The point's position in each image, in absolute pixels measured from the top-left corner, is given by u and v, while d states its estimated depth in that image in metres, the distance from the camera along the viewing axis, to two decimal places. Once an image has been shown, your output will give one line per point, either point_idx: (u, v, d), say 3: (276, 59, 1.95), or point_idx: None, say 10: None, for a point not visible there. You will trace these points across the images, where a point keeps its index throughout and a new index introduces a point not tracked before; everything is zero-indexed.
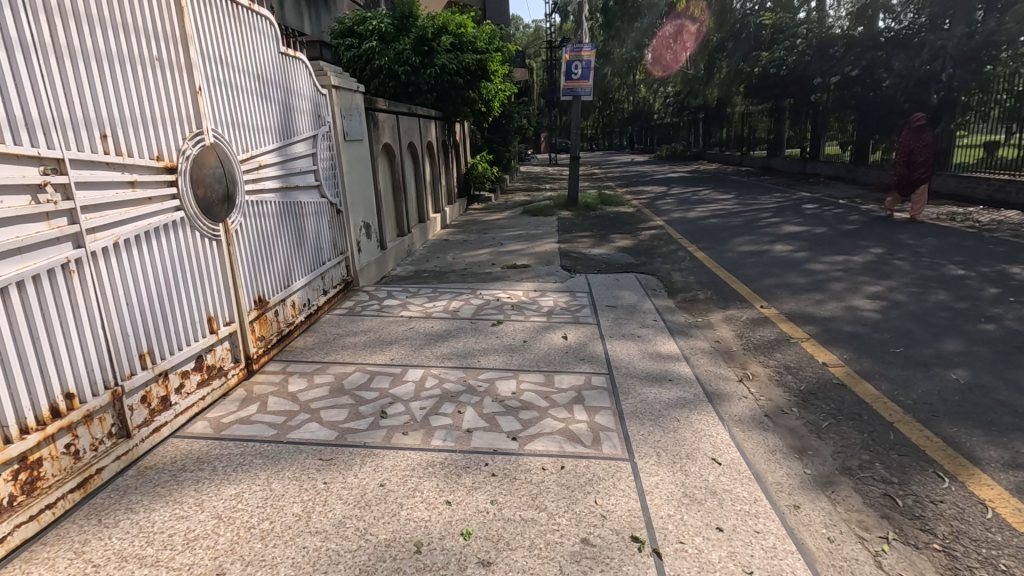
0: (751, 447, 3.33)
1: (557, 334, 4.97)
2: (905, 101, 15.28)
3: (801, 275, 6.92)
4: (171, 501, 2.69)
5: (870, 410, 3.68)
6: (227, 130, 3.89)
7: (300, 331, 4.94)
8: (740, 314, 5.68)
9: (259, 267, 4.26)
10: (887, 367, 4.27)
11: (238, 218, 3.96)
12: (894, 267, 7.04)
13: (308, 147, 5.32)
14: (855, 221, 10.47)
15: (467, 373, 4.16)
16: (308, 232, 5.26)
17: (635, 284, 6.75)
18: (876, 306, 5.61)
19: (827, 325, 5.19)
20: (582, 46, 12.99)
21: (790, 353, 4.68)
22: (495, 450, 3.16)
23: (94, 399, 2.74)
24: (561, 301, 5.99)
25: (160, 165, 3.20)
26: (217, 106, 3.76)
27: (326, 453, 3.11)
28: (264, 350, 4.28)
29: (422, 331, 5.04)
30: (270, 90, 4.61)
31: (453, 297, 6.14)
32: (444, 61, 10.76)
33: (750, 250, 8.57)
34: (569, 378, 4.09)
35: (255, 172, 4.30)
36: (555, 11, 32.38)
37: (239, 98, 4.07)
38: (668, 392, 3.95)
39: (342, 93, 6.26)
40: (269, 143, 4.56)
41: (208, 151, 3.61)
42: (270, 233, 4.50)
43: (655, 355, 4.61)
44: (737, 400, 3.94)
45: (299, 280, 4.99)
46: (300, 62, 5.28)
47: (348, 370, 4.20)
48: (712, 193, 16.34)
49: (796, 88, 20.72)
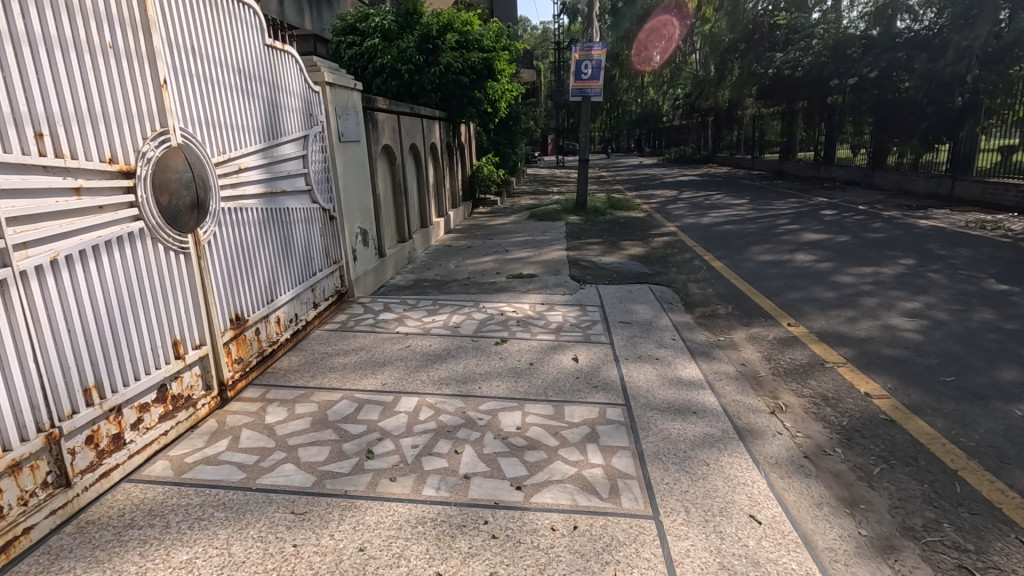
0: (794, 500, 2.86)
1: (566, 356, 4.52)
2: (927, 103, 14.74)
3: (828, 289, 6.43)
4: (110, 570, 2.26)
5: (929, 454, 3.20)
6: (199, 128, 3.46)
7: (286, 350, 4.51)
8: (766, 334, 5.20)
9: (236, 282, 3.84)
10: (940, 401, 3.77)
11: (212, 227, 3.53)
12: (929, 280, 6.54)
13: (297, 149, 4.89)
14: (879, 229, 9.94)
15: (465, 403, 3.70)
16: (296, 241, 4.84)
17: (650, 297, 6.28)
18: (916, 326, 5.13)
19: (864, 348, 4.71)
20: (592, 45, 12.50)
21: (826, 381, 4.19)
22: (496, 503, 2.71)
23: (23, 446, 2.32)
24: (570, 317, 5.53)
25: (113, 168, 2.77)
26: (187, 100, 3.34)
27: (299, 506, 2.68)
28: (242, 374, 3.85)
29: (418, 350, 4.60)
30: (253, 87, 4.19)
31: (454, 310, 5.70)
32: (449, 59, 10.37)
33: (769, 259, 8.07)
34: (580, 411, 3.62)
35: (233, 176, 3.86)
36: (563, 11, 31.98)
37: (216, 94, 3.65)
38: (693, 427, 3.49)
39: (336, 91, 5.83)
40: (251, 144, 4.14)
41: (173, 155, 3.16)
42: (251, 244, 4.08)
43: (675, 381, 4.15)
44: (771, 437, 3.48)
45: (285, 293, 4.57)
46: (289, 56, 4.86)
47: (333, 398, 3.76)
48: (725, 198, 15.84)
49: (811, 89, 19.32)
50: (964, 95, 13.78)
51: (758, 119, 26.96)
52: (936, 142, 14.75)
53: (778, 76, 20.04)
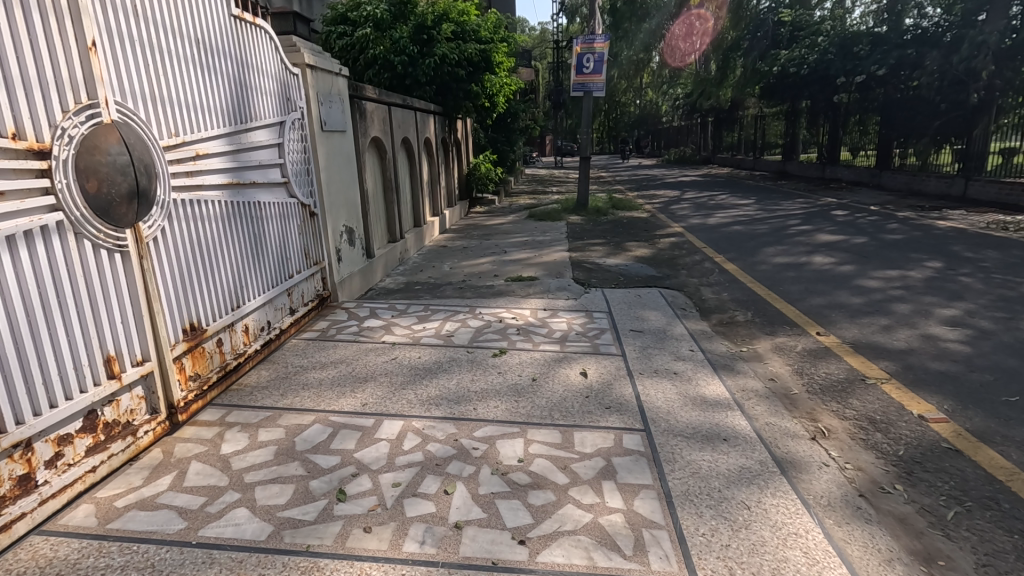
0: (859, 555, 2.33)
1: (573, 370, 3.99)
2: (940, 101, 14.22)
3: (854, 294, 5.91)
4: None
5: (1011, 496, 2.71)
6: (140, 103, 2.92)
7: (255, 362, 3.97)
8: (793, 344, 4.69)
9: (192, 286, 3.30)
10: (1008, 427, 3.27)
11: (159, 221, 2.99)
12: (962, 284, 6.04)
13: (271, 136, 4.36)
14: (896, 230, 9.44)
15: (458, 428, 3.17)
16: (269, 240, 4.29)
17: (662, 302, 5.77)
18: (960, 336, 4.62)
19: (907, 361, 4.19)
20: (594, 37, 11.93)
21: (871, 400, 3.67)
22: (495, 563, 2.18)
23: None
24: (576, 324, 4.99)
25: (19, 146, 2.23)
26: (123, 67, 2.80)
27: (248, 569, 2.14)
28: (198, 394, 3.30)
29: (406, 364, 4.06)
30: (216, 61, 3.67)
31: (447, 317, 5.16)
32: (444, 50, 9.80)
33: (785, 262, 7.55)
34: (592, 438, 3.09)
35: (189, 163, 3.32)
36: (562, 11, 31.20)
37: (164, 65, 3.12)
38: (726, 459, 2.96)
39: (319, 75, 5.30)
40: (212, 126, 3.60)
41: (104, 135, 2.61)
42: (214, 241, 3.55)
43: (699, 401, 3.63)
44: (817, 471, 2.96)
45: (254, 299, 4.04)
46: (260, 30, 4.33)
47: (303, 422, 3.22)
48: (730, 198, 15.31)
49: (817, 87, 18.86)
50: (979, 92, 13.23)
51: (759, 118, 26.44)
52: (945, 142, 14.42)
53: (783, 74, 19.61)
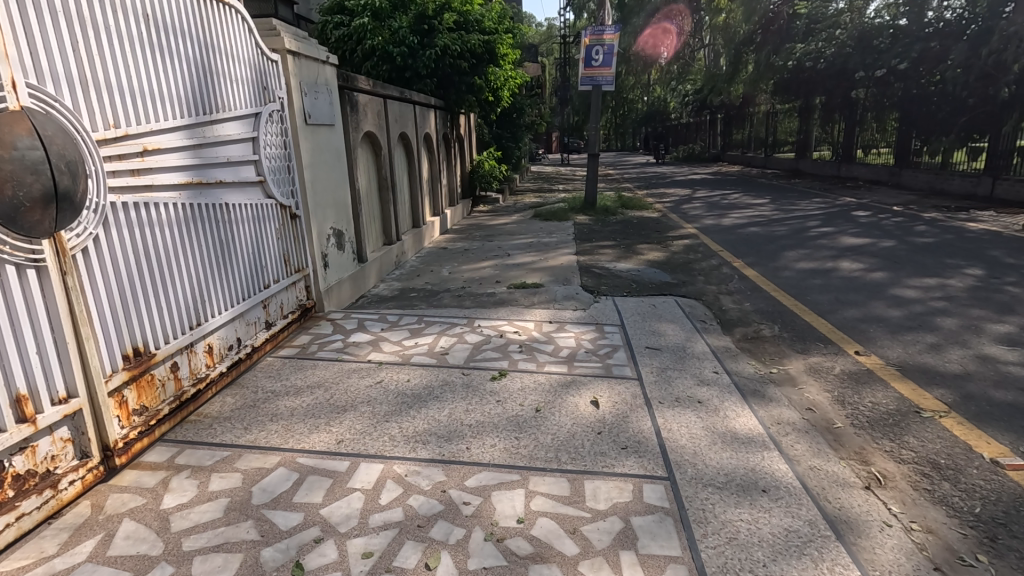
0: None
1: (582, 398, 3.47)
2: (966, 96, 13.56)
3: (890, 305, 5.37)
4: None
5: None
6: (65, 88, 2.44)
7: (219, 388, 3.49)
8: (830, 365, 4.16)
9: (135, 304, 2.81)
10: None
11: (90, 229, 2.51)
12: (1009, 295, 5.49)
13: (243, 129, 3.87)
14: (926, 233, 8.87)
15: (447, 474, 2.68)
16: (240, 246, 3.80)
17: (679, 313, 5.26)
18: (1020, 358, 4.08)
19: (965, 388, 3.67)
20: (603, 28, 11.39)
21: (932, 439, 3.14)
22: None
23: None
24: (585, 340, 4.49)
25: None
26: (39, 42, 2.30)
27: None
28: (143, 431, 2.83)
29: (392, 389, 3.56)
30: (171, 40, 3.18)
31: (442, 331, 4.66)
32: (446, 41, 9.28)
33: (809, 267, 7.01)
34: (605, 489, 2.60)
35: (136, 160, 2.85)
36: (569, 7, 30.47)
37: (99, 42, 2.63)
38: (769, 518, 2.45)
39: (303, 63, 4.80)
40: (166, 116, 3.11)
41: (9, 124, 2.12)
42: (168, 250, 3.07)
43: (729, 437, 3.11)
44: (879, 534, 2.44)
45: (220, 314, 3.55)
46: (231, 9, 3.84)
47: (265, 465, 2.74)
48: (744, 198, 14.74)
49: (833, 82, 18.21)
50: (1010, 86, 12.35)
51: (772, 114, 25.76)
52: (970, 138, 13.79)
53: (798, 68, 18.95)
